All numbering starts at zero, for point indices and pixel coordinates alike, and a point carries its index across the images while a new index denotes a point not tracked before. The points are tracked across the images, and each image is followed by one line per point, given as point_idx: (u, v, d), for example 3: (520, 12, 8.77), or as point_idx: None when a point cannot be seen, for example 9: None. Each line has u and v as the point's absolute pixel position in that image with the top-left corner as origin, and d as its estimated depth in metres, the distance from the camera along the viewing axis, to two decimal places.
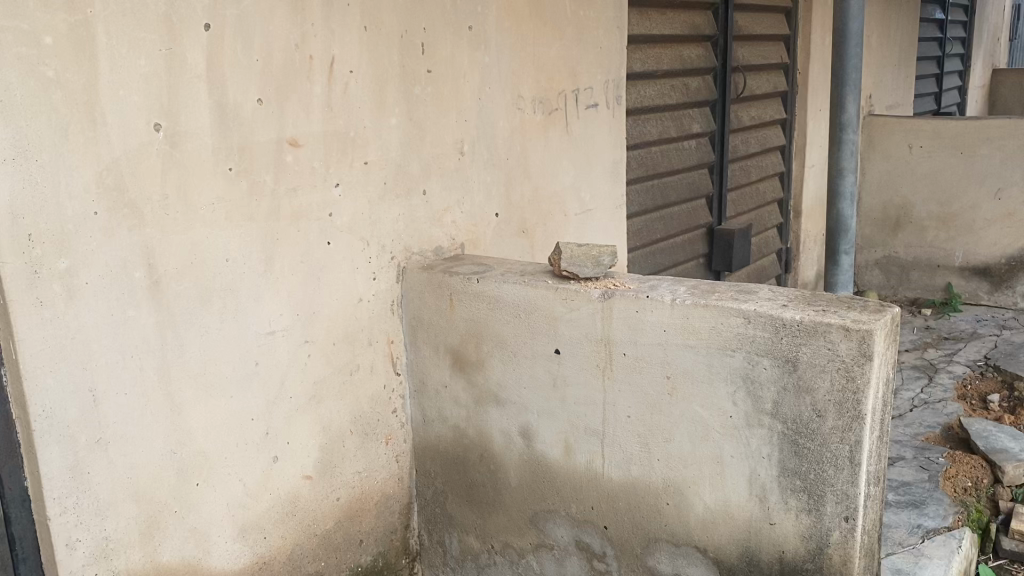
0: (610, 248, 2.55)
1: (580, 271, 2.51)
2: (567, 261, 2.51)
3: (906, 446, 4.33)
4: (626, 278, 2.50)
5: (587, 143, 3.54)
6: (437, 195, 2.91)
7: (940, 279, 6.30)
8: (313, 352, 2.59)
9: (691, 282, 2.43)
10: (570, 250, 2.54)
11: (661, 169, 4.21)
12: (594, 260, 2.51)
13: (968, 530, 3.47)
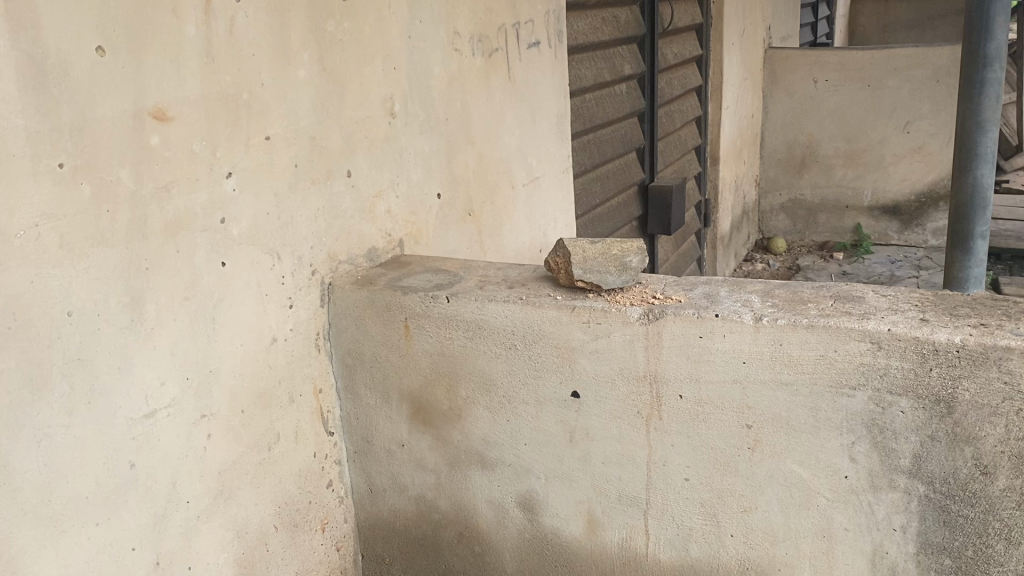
0: (636, 245, 1.84)
1: (603, 282, 1.77)
2: (580, 267, 1.78)
3: None
4: (666, 287, 1.79)
5: (529, 93, 2.77)
6: (365, 177, 2.07)
7: (850, 220, 5.98)
8: (214, 429, 1.73)
9: (761, 286, 1.75)
10: (582, 250, 1.81)
11: (597, 121, 3.50)
12: (618, 263, 1.79)
13: None
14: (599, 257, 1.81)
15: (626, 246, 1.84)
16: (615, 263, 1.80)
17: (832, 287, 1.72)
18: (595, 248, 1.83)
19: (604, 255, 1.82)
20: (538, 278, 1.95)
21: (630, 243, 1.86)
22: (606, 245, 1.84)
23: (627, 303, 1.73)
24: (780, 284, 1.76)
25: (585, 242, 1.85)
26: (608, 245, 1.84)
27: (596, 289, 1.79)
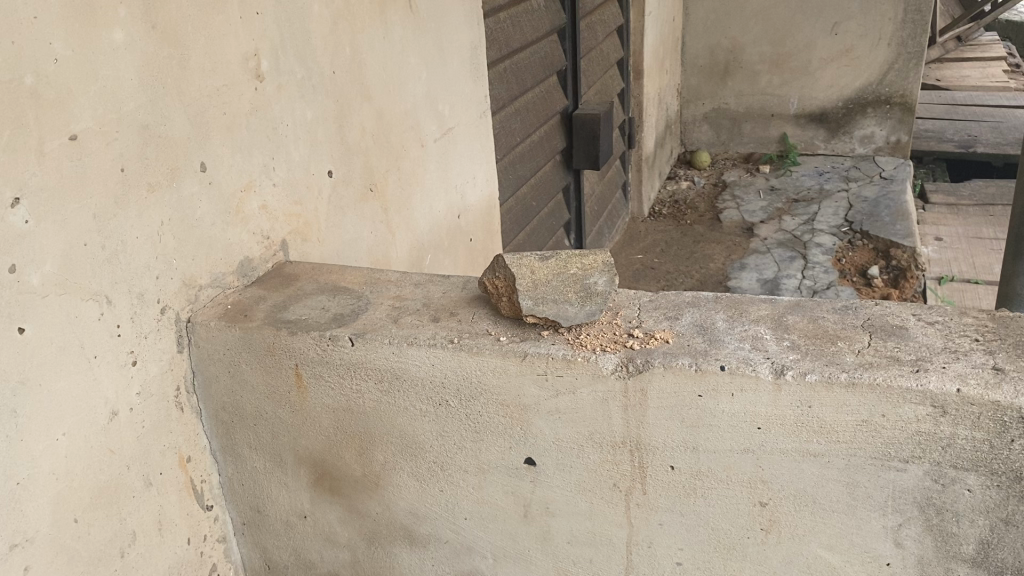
0: (599, 264, 1.43)
1: (563, 317, 1.33)
2: (530, 298, 1.33)
3: None
4: (643, 317, 1.36)
5: (435, 25, 2.22)
6: (227, 169, 1.54)
7: (775, 130, 5.63)
8: (35, 559, 1.23)
9: (766, 312, 1.34)
10: (532, 274, 1.38)
11: (514, 46, 2.96)
12: (579, 291, 1.36)
13: None
14: (553, 284, 1.38)
15: (585, 266, 1.42)
16: (575, 290, 1.37)
17: (858, 311, 1.32)
18: (547, 271, 1.40)
19: (561, 280, 1.39)
20: (473, 300, 1.48)
21: (590, 260, 1.43)
22: (560, 265, 1.42)
23: (596, 347, 1.29)
24: (790, 307, 1.35)
25: (534, 261, 1.42)
26: (563, 264, 1.42)
27: (551, 325, 1.34)
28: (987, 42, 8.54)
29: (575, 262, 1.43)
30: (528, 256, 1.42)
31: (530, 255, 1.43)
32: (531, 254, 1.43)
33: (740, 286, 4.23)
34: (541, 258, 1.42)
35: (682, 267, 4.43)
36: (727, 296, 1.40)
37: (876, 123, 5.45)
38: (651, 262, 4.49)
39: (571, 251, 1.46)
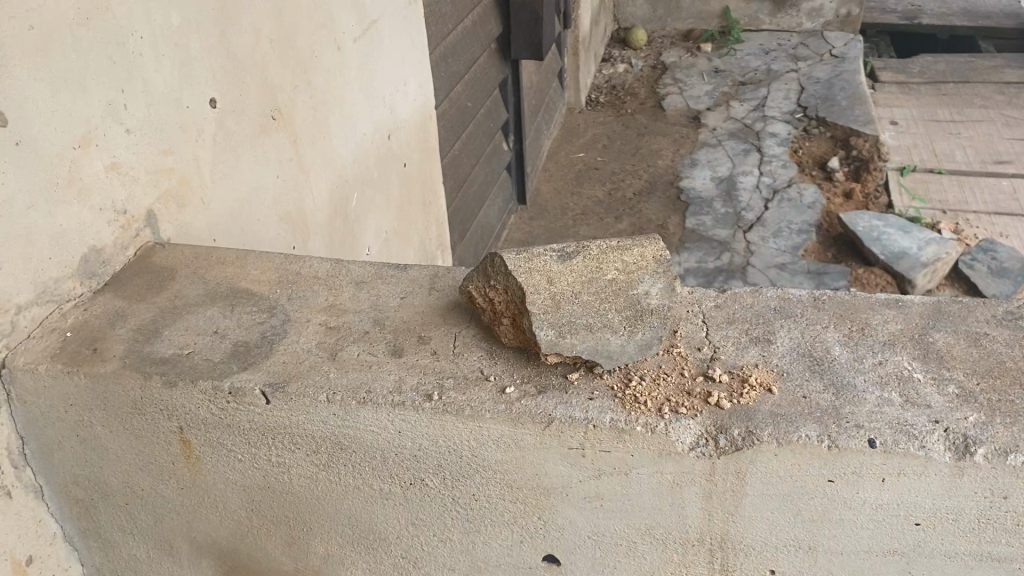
0: (647, 262, 0.96)
1: (610, 352, 0.86)
2: (555, 326, 0.87)
3: (800, 279, 3.17)
4: (717, 338, 0.90)
5: None
6: (44, 117, 0.97)
7: (717, 3, 5.11)
8: None
9: (897, 330, 0.90)
10: (552, 286, 0.92)
11: None
12: (626, 309, 0.90)
13: None
14: (585, 297, 0.91)
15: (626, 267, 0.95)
16: (619, 307, 0.90)
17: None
18: (574, 277, 0.93)
19: (599, 289, 0.92)
20: (446, 310, 0.98)
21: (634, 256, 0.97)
22: (589, 265, 0.95)
23: (664, 402, 0.82)
24: (930, 317, 0.91)
25: (550, 262, 0.95)
26: (595, 264, 0.95)
27: (583, 363, 0.87)
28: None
29: (613, 258, 0.97)
30: (542, 253, 0.96)
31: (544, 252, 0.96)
32: (545, 250, 0.96)
33: (692, 186, 3.77)
34: (563, 258, 0.95)
35: (628, 166, 3.97)
36: (831, 296, 0.95)
37: None
38: (594, 161, 4.02)
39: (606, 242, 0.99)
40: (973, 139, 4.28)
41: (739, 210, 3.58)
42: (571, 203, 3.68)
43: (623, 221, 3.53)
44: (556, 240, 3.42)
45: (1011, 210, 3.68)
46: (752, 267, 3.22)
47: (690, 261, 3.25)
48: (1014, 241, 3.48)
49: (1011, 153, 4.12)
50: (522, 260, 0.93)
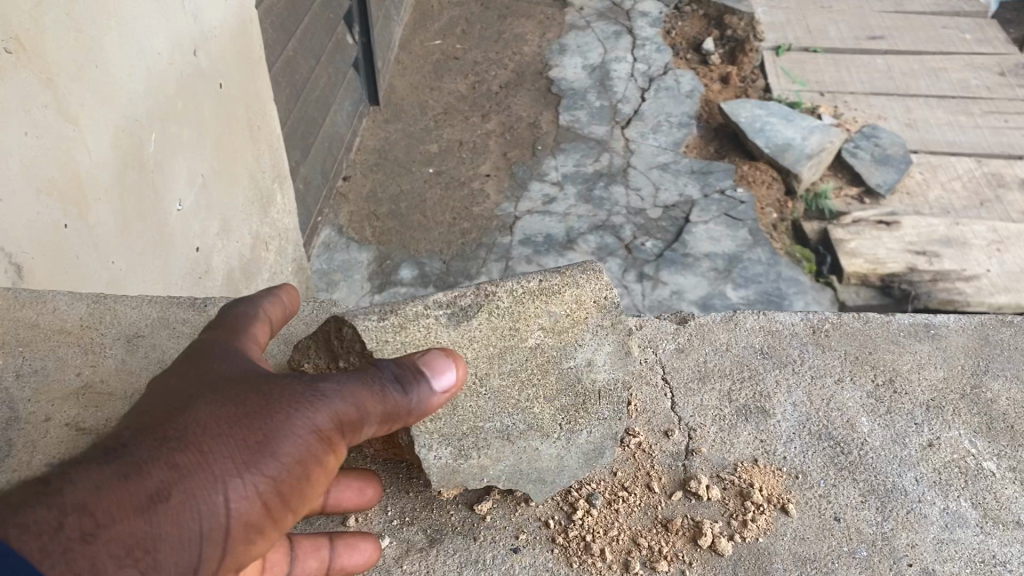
0: (592, 313, 1.04)
1: (534, 458, 0.96)
2: (450, 442, 0.94)
3: (684, 180, 2.92)
4: (725, 432, 1.09)
5: None
6: None
7: None
8: None
9: (921, 393, 1.16)
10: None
11: None
12: (571, 404, 0.99)
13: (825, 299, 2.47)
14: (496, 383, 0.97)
15: (550, 327, 1.02)
16: (547, 393, 0.99)
17: (1013, 372, 1.20)
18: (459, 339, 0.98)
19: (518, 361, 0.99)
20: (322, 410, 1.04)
21: (573, 307, 1.04)
22: (507, 322, 1.00)
23: (628, 539, 0.98)
24: (901, 413, 1.13)
25: (441, 321, 0.98)
26: (499, 322, 1.00)
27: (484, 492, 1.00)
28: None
29: (536, 309, 1.02)
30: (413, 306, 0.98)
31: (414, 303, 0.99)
32: (415, 303, 0.99)
33: (562, 76, 3.41)
34: (453, 319, 0.99)
35: (491, 54, 3.56)
36: (814, 388, 1.15)
37: None
38: (453, 50, 3.59)
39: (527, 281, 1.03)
40: (845, 13, 4.08)
41: (615, 102, 3.27)
42: (430, 100, 3.27)
43: (489, 120, 3.17)
44: (416, 146, 3.02)
45: (887, 90, 3.52)
46: (633, 169, 2.95)
47: (567, 165, 2.94)
48: (893, 125, 3.33)
49: (883, 28, 3.95)
50: (378, 332, 0.95)
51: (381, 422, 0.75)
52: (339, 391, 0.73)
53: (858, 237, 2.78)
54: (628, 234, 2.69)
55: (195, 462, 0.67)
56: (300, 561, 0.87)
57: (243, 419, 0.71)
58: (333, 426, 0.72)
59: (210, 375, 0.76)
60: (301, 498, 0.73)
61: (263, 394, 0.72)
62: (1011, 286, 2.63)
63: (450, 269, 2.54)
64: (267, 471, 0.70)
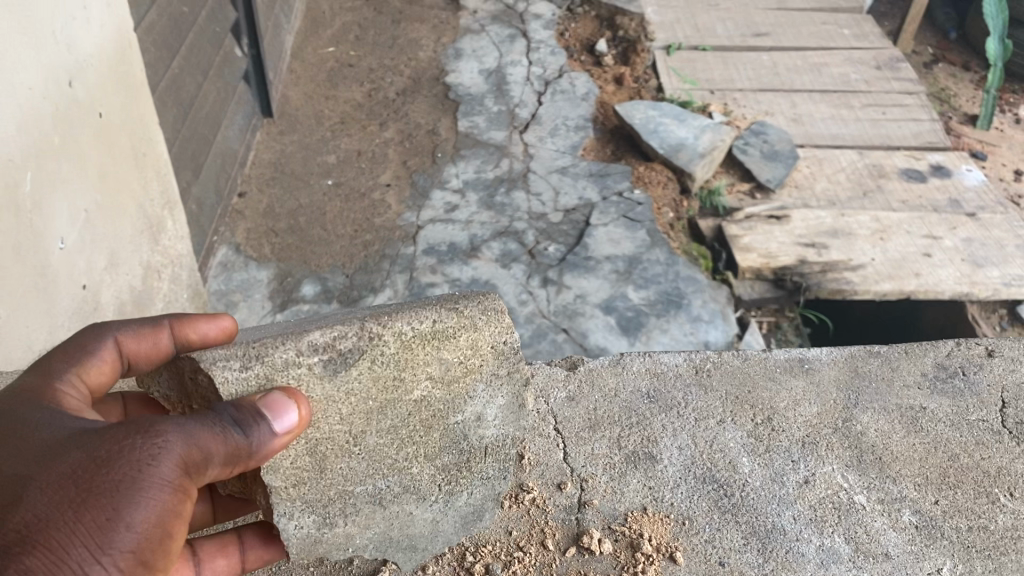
0: (488, 363, 1.13)
1: (405, 520, 1.15)
2: (312, 510, 1.08)
3: (583, 183, 2.97)
4: (631, 480, 1.35)
5: None
6: None
7: None
8: None
9: (801, 423, 1.44)
10: (320, 419, 1.04)
11: None
12: (457, 459, 1.16)
13: (722, 299, 2.54)
14: (372, 441, 1.09)
15: (437, 377, 1.10)
16: (427, 448, 1.13)
17: (878, 404, 1.48)
18: (335, 387, 1.04)
19: (399, 415, 1.09)
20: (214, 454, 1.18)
21: (466, 356, 1.11)
22: (389, 370, 1.06)
23: None
24: (776, 450, 1.40)
25: (315, 371, 1.02)
26: (379, 371, 1.06)
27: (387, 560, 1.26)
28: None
29: (425, 357, 1.08)
30: (284, 353, 0.99)
31: (286, 348, 1.00)
32: (290, 350, 1.00)
33: (458, 82, 3.41)
34: (331, 366, 1.03)
35: (387, 61, 3.53)
36: (702, 433, 1.42)
37: None
38: (348, 57, 3.54)
39: (419, 327, 1.07)
40: (731, 10, 4.19)
41: (512, 107, 3.29)
42: (326, 110, 3.23)
43: (387, 128, 3.15)
44: (314, 158, 2.98)
45: (774, 86, 3.65)
46: (533, 174, 2.98)
47: (468, 172, 2.95)
48: (779, 120, 3.45)
49: (767, 25, 4.09)
50: (242, 383, 0.97)
51: (227, 459, 0.89)
52: (183, 444, 0.85)
53: (751, 232, 2.88)
54: (530, 239, 2.72)
55: (51, 564, 0.78)
56: (204, 561, 1.12)
57: (90, 496, 0.81)
58: (181, 481, 0.85)
59: (42, 440, 0.86)
60: (168, 545, 0.87)
61: (102, 464, 0.83)
62: (894, 273, 2.76)
63: (353, 283, 2.51)
64: (125, 544, 0.82)
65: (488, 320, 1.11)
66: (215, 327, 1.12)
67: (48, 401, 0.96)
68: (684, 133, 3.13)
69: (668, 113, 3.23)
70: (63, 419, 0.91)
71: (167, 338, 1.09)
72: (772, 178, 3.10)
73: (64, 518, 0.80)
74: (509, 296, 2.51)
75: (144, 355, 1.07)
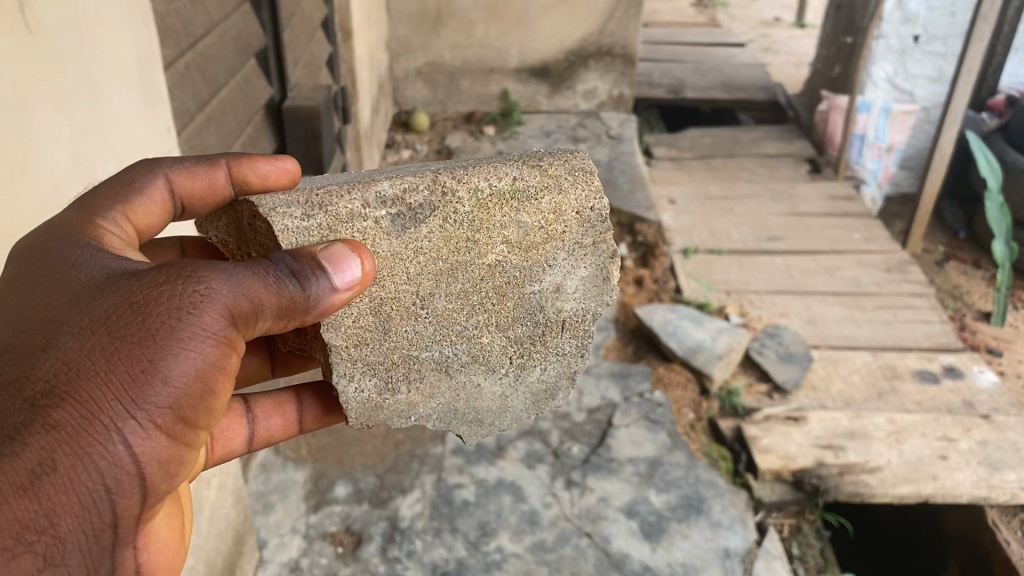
0: (570, 230, 1.38)
1: (473, 389, 1.40)
2: (375, 375, 1.34)
3: (605, 383, 3.13)
4: None
5: (70, 42, 1.37)
6: None
7: (495, 86, 5.04)
8: None
9: None
10: (388, 277, 1.30)
11: (184, 39, 2.08)
12: (513, 343, 1.41)
13: (740, 506, 2.63)
14: (440, 308, 1.34)
15: (512, 242, 1.35)
16: (503, 316, 1.38)
17: None
18: (401, 242, 1.29)
19: (469, 283, 1.35)
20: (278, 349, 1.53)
21: (546, 221, 1.36)
22: (463, 230, 1.31)
23: None
24: None
25: (383, 225, 1.28)
26: (451, 230, 1.31)
27: None
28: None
29: (502, 218, 1.33)
30: (349, 206, 1.25)
31: (353, 201, 1.26)
32: (355, 203, 1.26)
33: None
34: (398, 222, 1.28)
35: None
36: None
37: (598, 77, 5.03)
38: None
39: (500, 185, 1.32)
40: (745, 216, 4.48)
41: None
42: None
43: None
44: None
45: (788, 289, 3.85)
46: None
47: None
48: (794, 322, 3.63)
49: (781, 229, 4.35)
50: (300, 233, 1.23)
51: (277, 310, 1.07)
52: (228, 294, 1.01)
53: (769, 434, 2.98)
54: (555, 440, 2.84)
55: (86, 415, 0.92)
56: (261, 420, 1.46)
57: (127, 350, 0.95)
58: (223, 332, 1.01)
59: (86, 288, 1.00)
60: (204, 396, 1.03)
61: (141, 318, 0.97)
62: (910, 476, 2.83)
63: (384, 484, 2.63)
64: (158, 394, 0.96)
65: (570, 193, 1.36)
66: (279, 171, 1.34)
67: (103, 239, 1.12)
68: (700, 336, 3.31)
69: (686, 315, 3.43)
70: (100, 259, 1.05)
71: (224, 176, 1.31)
72: (788, 379, 3.24)
73: (100, 366, 0.94)
74: (533, 498, 2.60)
75: (200, 195, 1.30)
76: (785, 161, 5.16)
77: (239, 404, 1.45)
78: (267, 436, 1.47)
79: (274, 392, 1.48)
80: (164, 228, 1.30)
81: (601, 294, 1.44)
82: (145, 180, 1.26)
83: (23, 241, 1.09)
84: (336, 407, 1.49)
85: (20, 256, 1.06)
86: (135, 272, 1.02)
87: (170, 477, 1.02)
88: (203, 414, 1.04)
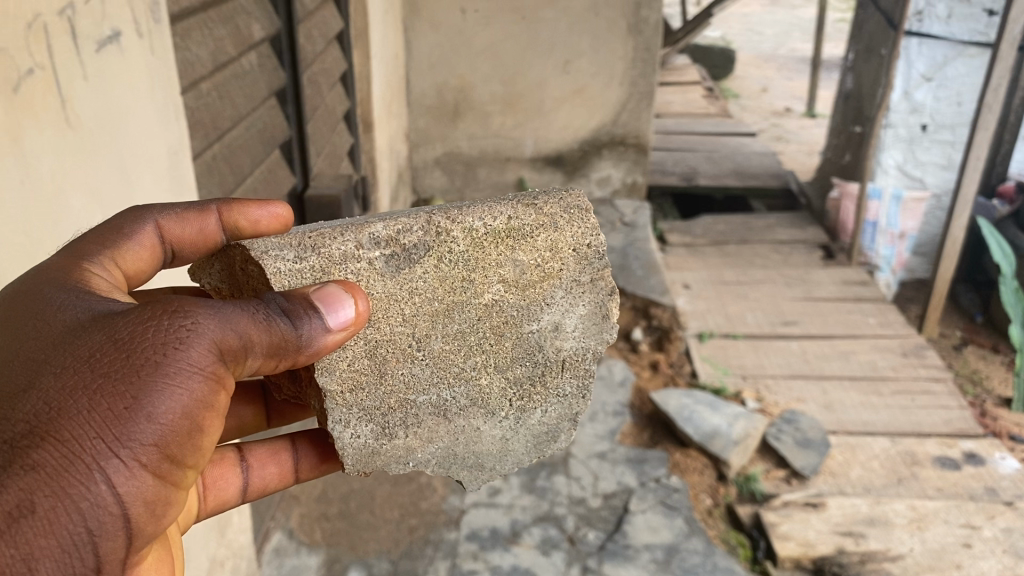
0: (568, 268, 1.41)
1: (473, 434, 1.43)
2: (372, 419, 1.36)
3: (621, 467, 3.11)
4: None
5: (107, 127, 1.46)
6: None
7: (511, 174, 5.15)
8: None
9: None
10: (383, 318, 1.33)
11: (213, 132, 2.17)
12: (512, 386, 1.44)
13: None
14: (437, 349, 1.37)
15: (509, 283, 1.38)
16: (501, 358, 1.41)
17: None
18: (395, 284, 1.32)
19: (466, 324, 1.38)
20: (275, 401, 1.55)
21: (540, 263, 1.39)
22: (458, 270, 1.35)
23: None
24: None
25: (377, 266, 1.31)
26: (447, 271, 1.34)
27: None
28: (661, 73, 9.08)
29: (499, 258, 1.36)
30: (342, 247, 1.28)
31: (346, 242, 1.29)
32: (347, 244, 1.28)
33: None
34: (392, 263, 1.31)
35: None
36: None
37: (612, 165, 5.15)
38: None
39: (495, 224, 1.35)
40: (759, 301, 4.51)
41: None
42: None
43: None
44: None
45: (805, 373, 3.85)
46: (573, 458, 3.15)
47: None
48: (811, 406, 3.62)
49: (796, 314, 4.37)
50: (294, 275, 1.25)
51: (268, 346, 1.08)
52: (214, 330, 1.02)
53: (788, 519, 2.94)
54: (570, 525, 2.82)
55: (66, 455, 0.91)
56: (255, 468, 1.48)
57: (110, 390, 0.95)
58: (210, 367, 1.02)
59: (70, 327, 1.00)
60: (192, 433, 1.03)
61: (124, 357, 0.97)
62: (934, 564, 2.77)
63: (398, 569, 2.60)
64: (140, 432, 0.96)
65: (560, 233, 1.39)
66: (273, 215, 1.42)
67: (89, 282, 1.12)
68: (716, 419, 3.31)
69: (701, 399, 3.43)
70: (82, 301, 1.05)
71: (217, 221, 1.37)
72: (807, 464, 3.21)
73: (81, 406, 0.94)
74: None
75: (190, 239, 1.35)
76: (799, 247, 5.21)
77: (233, 454, 1.47)
78: (262, 485, 1.49)
79: (270, 441, 1.50)
80: (153, 273, 1.33)
81: (601, 332, 1.46)
82: (139, 225, 1.30)
83: (11, 283, 1.09)
84: (333, 454, 1.50)
85: (6, 298, 1.06)
86: (118, 312, 1.02)
87: (158, 518, 1.02)
88: (192, 452, 1.05)
